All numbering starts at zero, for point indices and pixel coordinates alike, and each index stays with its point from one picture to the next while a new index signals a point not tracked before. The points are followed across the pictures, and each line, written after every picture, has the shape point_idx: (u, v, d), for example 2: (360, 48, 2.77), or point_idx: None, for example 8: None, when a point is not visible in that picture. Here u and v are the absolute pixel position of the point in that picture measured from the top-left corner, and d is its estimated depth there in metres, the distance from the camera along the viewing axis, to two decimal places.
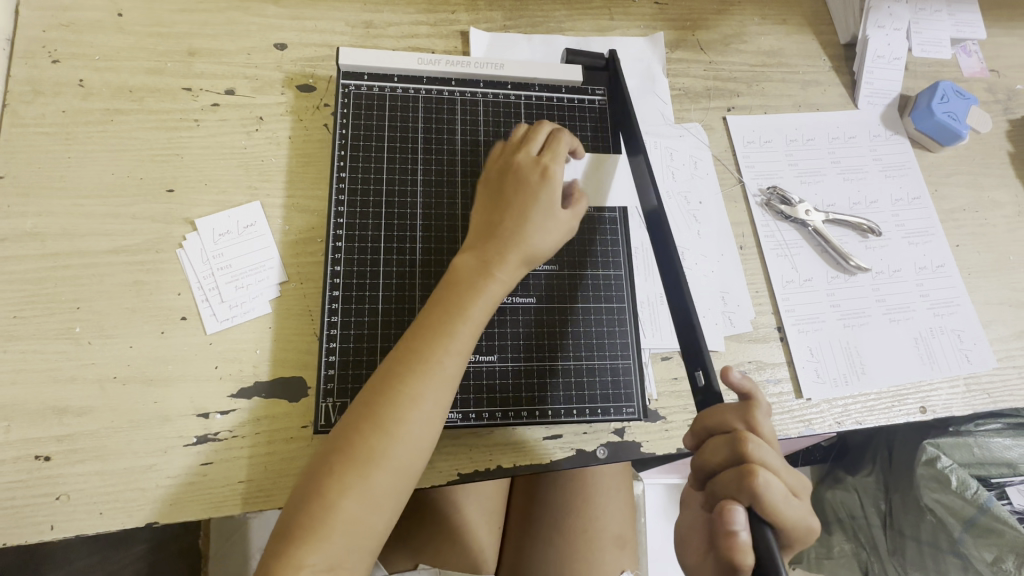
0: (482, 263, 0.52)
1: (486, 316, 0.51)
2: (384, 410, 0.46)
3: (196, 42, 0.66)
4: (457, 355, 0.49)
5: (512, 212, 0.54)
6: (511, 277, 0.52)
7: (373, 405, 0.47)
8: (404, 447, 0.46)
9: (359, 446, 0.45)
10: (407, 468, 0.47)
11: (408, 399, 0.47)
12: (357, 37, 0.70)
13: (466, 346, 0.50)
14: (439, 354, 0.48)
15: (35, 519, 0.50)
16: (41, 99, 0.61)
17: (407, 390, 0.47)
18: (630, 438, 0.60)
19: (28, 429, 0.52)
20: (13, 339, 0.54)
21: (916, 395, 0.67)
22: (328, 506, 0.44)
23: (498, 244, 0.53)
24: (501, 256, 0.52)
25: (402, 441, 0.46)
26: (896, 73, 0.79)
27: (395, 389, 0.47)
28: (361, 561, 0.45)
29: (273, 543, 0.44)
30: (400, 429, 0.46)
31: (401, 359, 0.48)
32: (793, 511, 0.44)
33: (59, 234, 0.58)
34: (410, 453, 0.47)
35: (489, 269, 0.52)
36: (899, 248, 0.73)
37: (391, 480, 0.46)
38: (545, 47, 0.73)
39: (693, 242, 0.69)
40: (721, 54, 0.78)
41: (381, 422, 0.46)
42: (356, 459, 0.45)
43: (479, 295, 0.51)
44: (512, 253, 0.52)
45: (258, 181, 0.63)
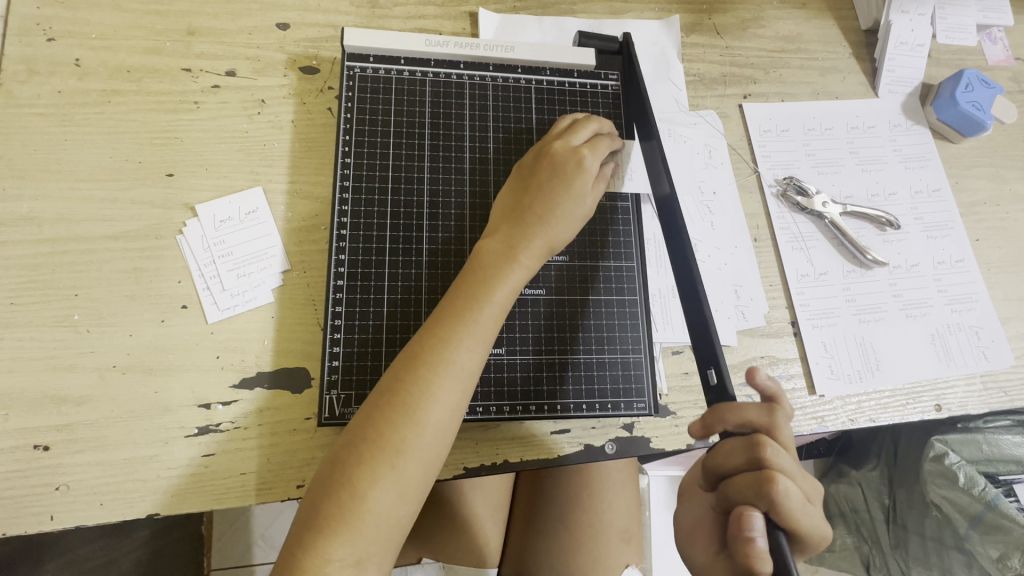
0: (507, 247, 0.51)
1: (510, 301, 0.50)
2: (411, 397, 0.45)
3: (196, 21, 0.64)
4: (483, 341, 0.48)
5: (540, 198, 0.53)
6: (536, 261, 0.52)
7: (400, 391, 0.45)
8: (429, 434, 0.45)
9: (386, 435, 0.44)
10: (435, 456, 0.46)
11: (436, 385, 0.46)
12: (362, 18, 0.67)
13: (491, 330, 0.49)
14: (466, 339, 0.47)
15: (34, 509, 0.49)
16: (36, 79, 0.59)
17: (433, 376, 0.46)
18: (639, 433, 0.58)
19: (26, 418, 0.51)
20: (10, 326, 0.53)
21: (931, 392, 0.66)
22: (357, 496, 0.43)
23: (524, 229, 0.52)
24: (527, 240, 0.51)
25: (429, 429, 0.45)
26: (919, 60, 0.77)
27: (421, 375, 0.46)
28: (387, 557, 0.44)
29: (298, 537, 0.43)
30: (427, 416, 0.45)
31: (426, 344, 0.47)
32: (809, 519, 0.43)
33: (56, 219, 0.56)
34: (436, 441, 0.46)
35: (514, 253, 0.51)
36: (918, 241, 0.71)
37: (419, 468, 0.45)
38: (557, 30, 0.70)
39: (706, 234, 0.67)
40: (737, 39, 0.76)
41: (408, 409, 0.45)
42: (383, 447, 0.44)
43: (504, 279, 0.50)
44: (538, 238, 0.52)
45: (260, 167, 0.61)
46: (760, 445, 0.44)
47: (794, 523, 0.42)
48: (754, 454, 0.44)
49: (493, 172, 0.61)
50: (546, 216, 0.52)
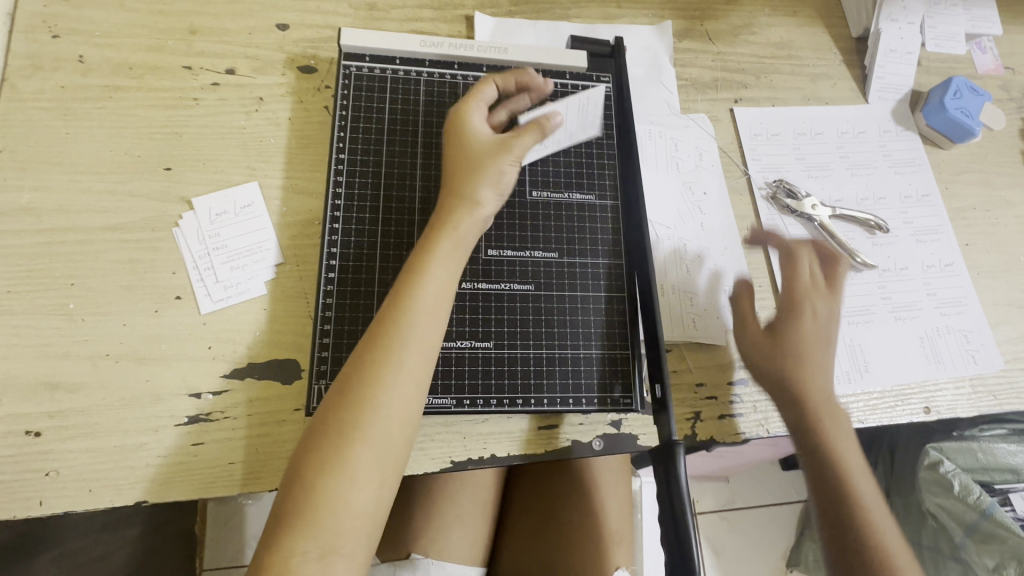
0: (438, 226, 0.52)
1: (444, 271, 0.51)
2: (358, 384, 0.46)
3: (197, 20, 0.65)
4: (423, 318, 0.49)
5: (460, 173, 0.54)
6: (467, 232, 0.52)
7: (347, 381, 0.46)
8: (382, 419, 0.46)
9: (335, 426, 0.45)
10: (391, 443, 0.46)
11: (384, 374, 0.46)
12: (360, 20, 0.69)
13: (430, 306, 0.49)
14: (411, 324, 0.48)
15: (24, 494, 0.50)
16: (40, 74, 0.61)
17: (374, 360, 0.47)
18: (627, 430, 0.59)
19: (19, 404, 0.52)
20: (6, 314, 0.54)
21: (920, 395, 0.66)
22: (319, 491, 0.43)
23: (451, 205, 0.53)
24: (452, 214, 0.53)
25: (379, 415, 0.46)
26: (908, 67, 0.78)
27: (363, 361, 0.47)
28: (356, 551, 0.44)
29: (265, 533, 0.43)
30: (379, 405, 0.46)
31: (371, 335, 0.48)
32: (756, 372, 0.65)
33: (55, 210, 0.57)
34: (388, 427, 0.46)
35: (442, 229, 0.52)
36: (908, 245, 0.72)
37: (373, 456, 0.45)
38: (550, 33, 0.72)
39: (696, 233, 0.68)
40: (729, 44, 0.77)
41: (356, 397, 0.46)
42: (335, 438, 0.44)
43: (435, 256, 0.51)
44: (462, 209, 0.53)
45: (257, 162, 0.62)
46: (771, 355, 0.63)
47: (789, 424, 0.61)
48: (795, 371, 0.62)
49: None
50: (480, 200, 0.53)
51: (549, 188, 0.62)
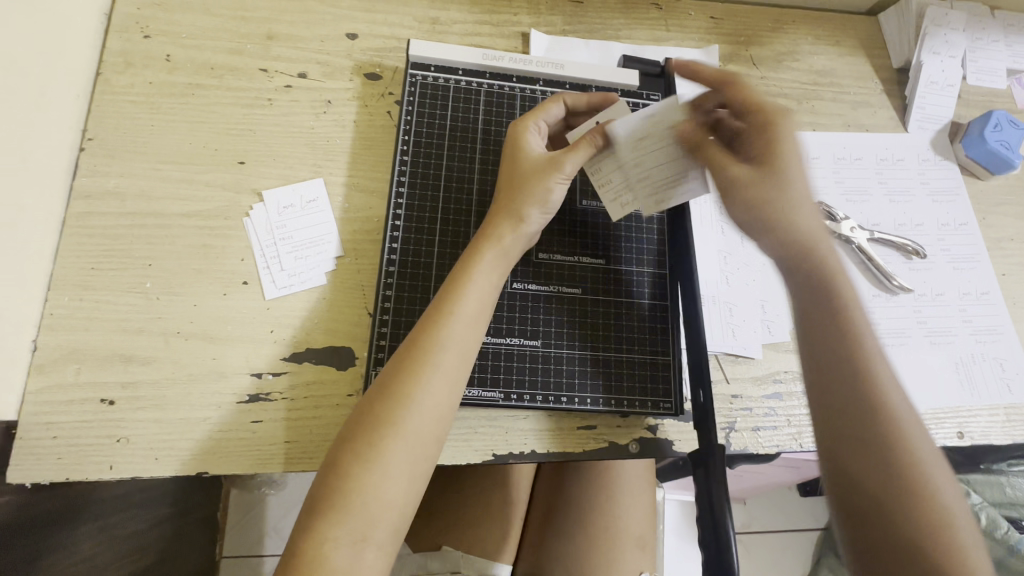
0: (483, 235, 0.55)
1: (484, 279, 0.53)
2: (396, 379, 0.49)
3: (275, 27, 0.70)
4: (461, 322, 0.51)
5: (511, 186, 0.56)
6: (510, 243, 0.55)
7: (388, 376, 0.49)
8: (416, 416, 0.48)
9: (372, 418, 0.48)
10: (423, 440, 0.48)
11: (420, 373, 0.49)
12: (424, 32, 0.73)
13: (469, 310, 0.52)
14: (448, 328, 0.51)
15: (96, 458, 0.53)
16: (131, 71, 0.66)
17: (414, 358, 0.49)
18: (663, 435, 0.60)
19: (96, 373, 0.56)
20: (89, 289, 0.58)
21: (954, 419, 0.66)
22: (356, 479, 0.46)
23: (497, 214, 0.55)
24: (497, 224, 0.55)
25: (415, 412, 0.48)
26: (948, 99, 0.80)
27: (403, 359, 0.50)
28: (384, 541, 0.46)
29: (303, 514, 0.46)
30: (413, 401, 0.48)
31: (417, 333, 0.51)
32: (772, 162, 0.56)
33: (137, 195, 0.61)
34: (422, 424, 0.48)
35: (487, 237, 0.54)
36: (944, 271, 0.73)
37: (405, 452, 0.47)
38: (602, 52, 0.75)
39: (736, 248, 0.70)
40: (773, 70, 0.80)
41: (393, 392, 0.48)
42: (369, 430, 0.47)
43: (478, 265, 0.53)
44: (506, 222, 0.55)
45: (323, 161, 0.66)
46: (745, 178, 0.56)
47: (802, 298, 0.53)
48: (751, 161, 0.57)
49: None
50: (524, 212, 0.55)
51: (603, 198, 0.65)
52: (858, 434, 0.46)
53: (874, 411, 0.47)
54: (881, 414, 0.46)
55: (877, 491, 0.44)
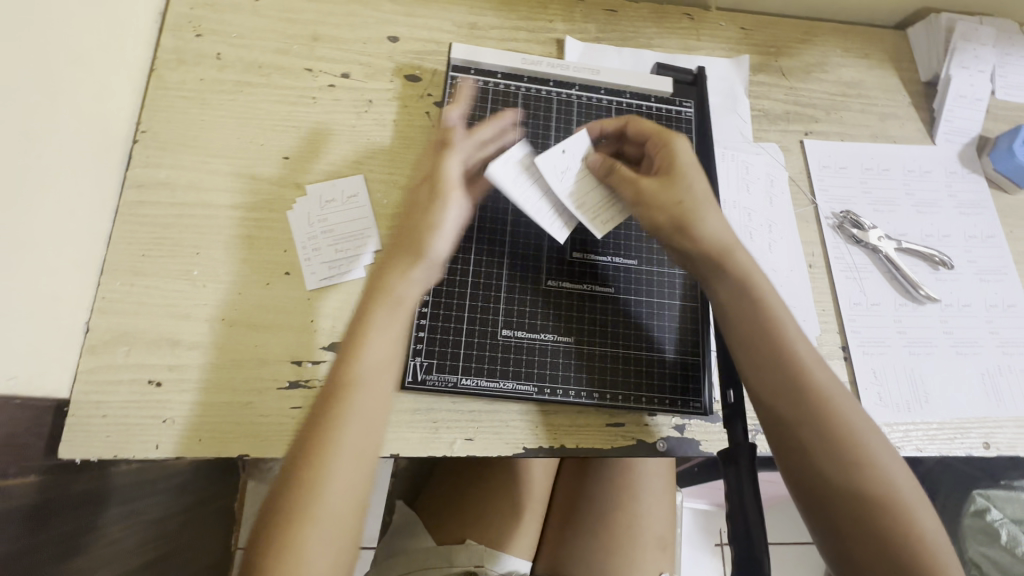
0: (389, 294, 0.53)
1: (389, 337, 0.52)
2: (308, 459, 0.46)
3: (320, 29, 0.73)
4: (369, 385, 0.50)
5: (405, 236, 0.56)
6: (413, 297, 0.54)
7: (298, 458, 0.46)
8: (339, 487, 0.45)
9: (290, 510, 0.44)
10: (349, 513, 0.45)
11: (331, 447, 0.46)
12: (462, 37, 0.76)
13: (377, 371, 0.50)
14: (353, 392, 0.49)
15: (143, 437, 0.55)
16: (183, 67, 0.68)
17: (324, 432, 0.47)
18: (689, 435, 0.61)
19: (145, 355, 0.58)
20: (140, 274, 0.60)
21: (980, 429, 0.67)
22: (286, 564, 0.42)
23: (387, 270, 0.54)
24: (396, 281, 0.53)
25: (335, 486, 0.45)
26: (977, 113, 0.81)
27: (309, 437, 0.47)
28: None
29: None
30: (330, 477, 0.45)
31: (318, 407, 0.48)
32: (686, 176, 0.57)
33: (187, 186, 0.64)
34: (345, 494, 0.46)
35: (390, 295, 0.53)
36: (971, 283, 0.73)
37: (333, 529, 0.44)
38: (635, 59, 0.77)
39: (764, 253, 0.71)
40: (802, 80, 0.81)
41: (306, 474, 0.45)
42: (287, 523, 0.43)
43: (376, 325, 0.52)
44: (413, 276, 0.54)
45: (364, 158, 0.68)
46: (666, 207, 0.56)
47: (744, 330, 0.54)
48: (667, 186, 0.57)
49: None
50: (422, 256, 0.54)
51: None
52: (823, 453, 0.49)
53: (825, 418, 0.50)
54: (832, 418, 0.50)
55: (843, 489, 0.48)
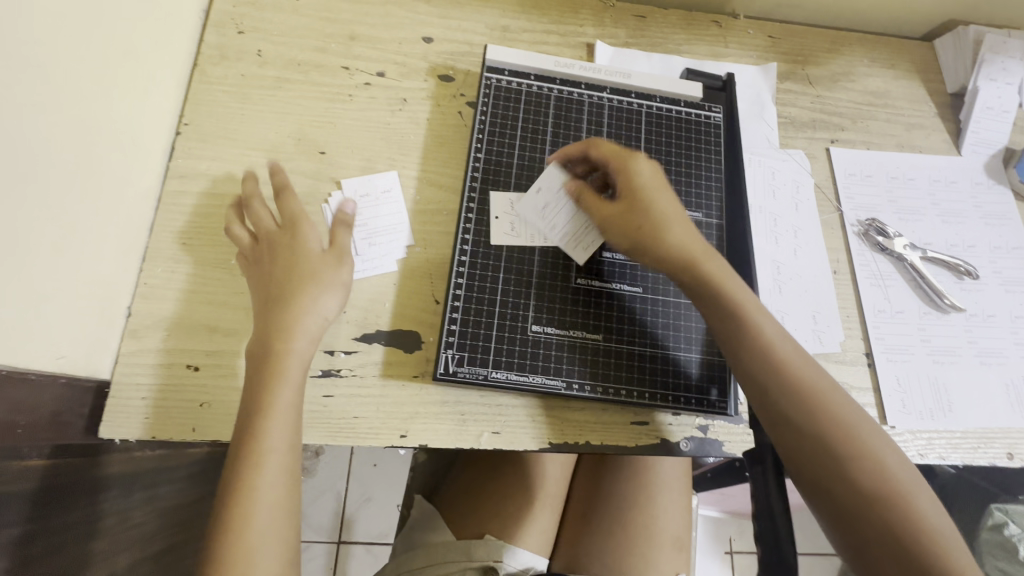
0: (264, 336, 0.55)
1: (296, 378, 0.54)
2: (241, 484, 0.49)
3: (357, 28, 0.74)
4: (288, 422, 0.52)
5: (291, 293, 0.56)
6: (306, 348, 0.55)
7: (235, 483, 0.49)
8: (266, 508, 0.49)
9: (231, 528, 0.48)
10: (280, 527, 0.50)
11: (260, 471, 0.50)
12: (494, 39, 0.77)
13: (290, 408, 0.53)
14: (271, 423, 0.51)
15: (180, 419, 0.57)
16: (225, 63, 0.70)
17: (253, 459, 0.50)
18: (713, 436, 0.62)
19: (184, 340, 0.59)
20: (180, 262, 0.62)
21: (1004, 440, 0.67)
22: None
23: (288, 322, 0.55)
24: (283, 330, 0.55)
25: (263, 506, 0.49)
26: (1004, 125, 0.81)
27: (240, 465, 0.50)
28: None
29: None
30: (259, 498, 0.49)
31: (239, 430, 0.51)
32: (650, 201, 0.59)
33: (227, 178, 0.66)
34: (275, 513, 0.50)
35: (272, 339, 0.54)
36: (996, 294, 0.73)
37: (270, 543, 0.49)
38: (664, 65, 0.78)
39: (789, 258, 0.72)
40: (828, 89, 0.82)
41: (241, 497, 0.49)
42: (229, 538, 0.48)
43: (288, 362, 0.54)
44: (289, 326, 0.55)
45: (397, 155, 0.69)
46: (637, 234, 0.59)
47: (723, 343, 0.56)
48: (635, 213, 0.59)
49: None
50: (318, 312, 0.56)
51: None
52: (812, 456, 0.51)
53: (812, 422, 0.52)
54: (820, 420, 0.52)
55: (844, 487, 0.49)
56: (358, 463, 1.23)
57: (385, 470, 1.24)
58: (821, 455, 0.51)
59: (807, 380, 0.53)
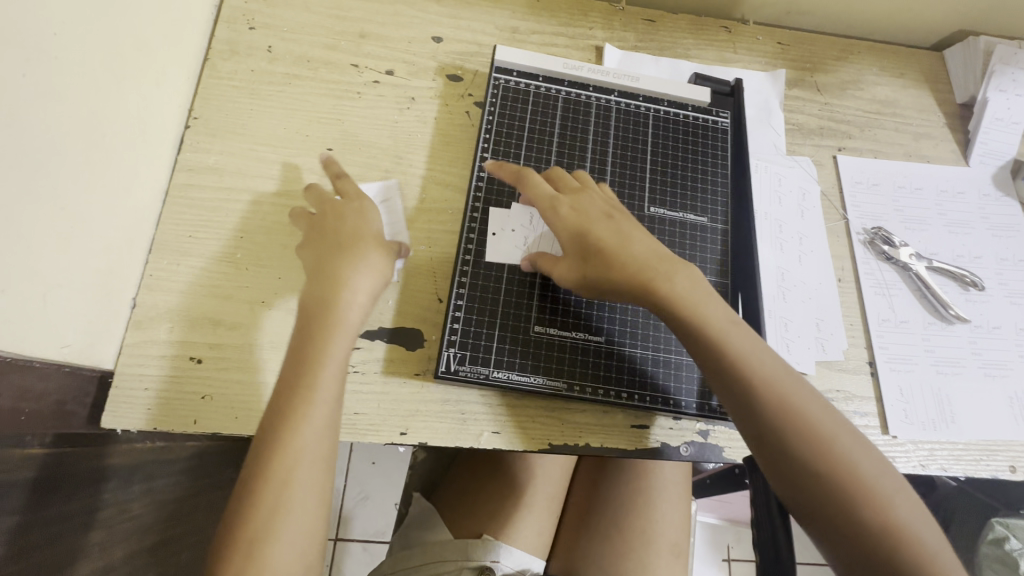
0: (324, 280, 0.56)
1: (355, 323, 0.55)
2: (285, 424, 0.48)
3: (367, 27, 0.75)
4: (341, 360, 0.53)
5: (348, 248, 0.58)
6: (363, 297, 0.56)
7: (277, 424, 0.48)
8: (308, 450, 0.48)
9: (269, 470, 0.46)
10: (320, 471, 0.48)
11: (303, 411, 0.49)
12: (503, 40, 0.77)
13: (343, 350, 0.53)
14: (324, 362, 0.51)
15: (182, 411, 0.57)
16: (235, 58, 0.71)
17: (299, 399, 0.49)
18: (714, 441, 0.62)
19: (188, 332, 0.60)
20: (186, 254, 0.62)
21: (1006, 453, 0.66)
22: (249, 553, 0.44)
23: (347, 268, 0.56)
24: (343, 275, 0.56)
25: (306, 447, 0.48)
26: (1014, 137, 0.80)
27: (285, 406, 0.49)
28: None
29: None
30: (302, 438, 0.48)
31: (286, 377, 0.51)
32: (596, 222, 0.57)
33: (234, 172, 0.66)
34: (317, 457, 0.48)
35: (332, 282, 0.56)
36: (1001, 306, 0.73)
37: (310, 488, 0.47)
38: (672, 69, 0.78)
39: (794, 265, 0.72)
40: (836, 97, 0.82)
41: (282, 439, 0.48)
42: (267, 480, 0.46)
43: (347, 305, 0.55)
44: (348, 274, 0.56)
45: (404, 153, 0.70)
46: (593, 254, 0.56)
47: (697, 356, 0.52)
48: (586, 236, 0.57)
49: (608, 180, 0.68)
50: (377, 265, 0.58)
51: (671, 208, 0.68)
52: (799, 468, 0.47)
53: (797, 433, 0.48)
54: (805, 431, 0.48)
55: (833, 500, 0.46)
56: (355, 459, 1.23)
57: (382, 467, 1.24)
58: (802, 479, 0.47)
59: (788, 399, 0.49)
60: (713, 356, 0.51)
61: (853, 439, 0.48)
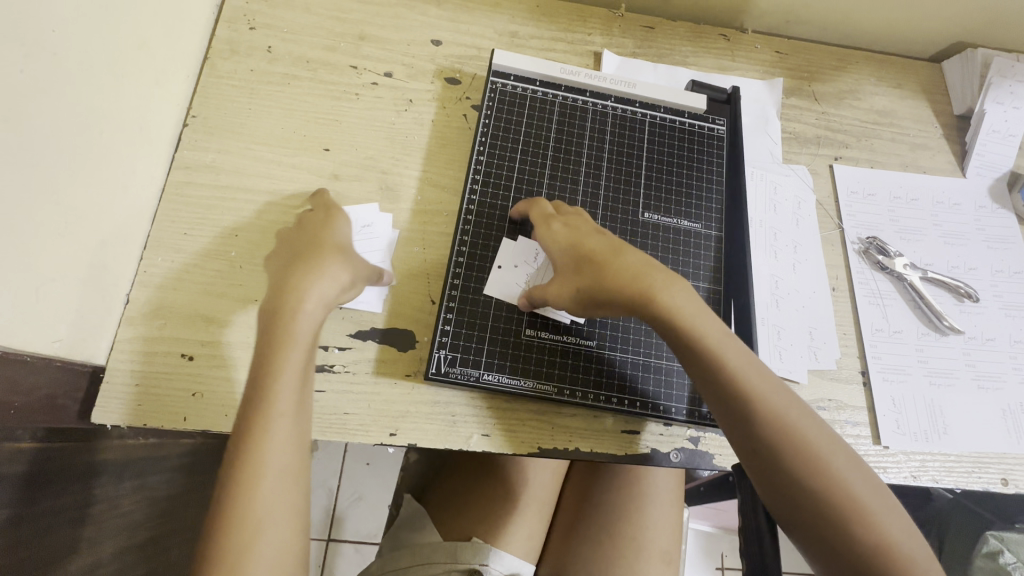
0: (280, 287, 0.54)
1: (313, 327, 0.53)
2: (252, 431, 0.47)
3: (367, 29, 0.75)
4: (300, 365, 0.51)
5: (302, 262, 0.56)
6: (315, 305, 0.53)
7: (245, 431, 0.47)
8: (277, 454, 0.47)
9: (240, 476, 0.46)
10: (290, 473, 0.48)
11: (270, 416, 0.48)
12: (502, 44, 0.78)
13: (303, 353, 0.51)
14: (283, 369, 0.50)
15: (172, 408, 0.57)
16: (235, 58, 0.71)
17: (265, 406, 0.48)
18: (704, 448, 0.61)
19: (180, 329, 0.60)
20: (181, 251, 0.62)
21: (998, 465, 0.66)
22: (228, 556, 0.44)
23: (299, 277, 0.54)
24: (296, 282, 0.54)
25: (275, 451, 0.47)
26: (1010, 149, 0.80)
27: (252, 414, 0.48)
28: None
29: None
30: (271, 444, 0.47)
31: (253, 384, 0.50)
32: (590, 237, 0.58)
33: (231, 170, 0.66)
34: (289, 459, 0.48)
35: (285, 290, 0.53)
36: (996, 318, 0.73)
37: (286, 491, 0.47)
38: (670, 76, 0.79)
39: (788, 273, 0.72)
40: (833, 106, 0.82)
41: (251, 445, 0.47)
42: (240, 487, 0.46)
43: (304, 306, 0.52)
44: (296, 285, 0.53)
45: (400, 155, 0.70)
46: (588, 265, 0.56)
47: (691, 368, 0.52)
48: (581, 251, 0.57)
49: (602, 185, 0.68)
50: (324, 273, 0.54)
51: (665, 214, 0.69)
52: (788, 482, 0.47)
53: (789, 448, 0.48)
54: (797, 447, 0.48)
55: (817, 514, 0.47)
56: (350, 459, 1.23)
57: (376, 467, 1.24)
58: (792, 492, 0.47)
59: (783, 415, 0.48)
60: (708, 369, 0.50)
61: (845, 454, 0.49)
